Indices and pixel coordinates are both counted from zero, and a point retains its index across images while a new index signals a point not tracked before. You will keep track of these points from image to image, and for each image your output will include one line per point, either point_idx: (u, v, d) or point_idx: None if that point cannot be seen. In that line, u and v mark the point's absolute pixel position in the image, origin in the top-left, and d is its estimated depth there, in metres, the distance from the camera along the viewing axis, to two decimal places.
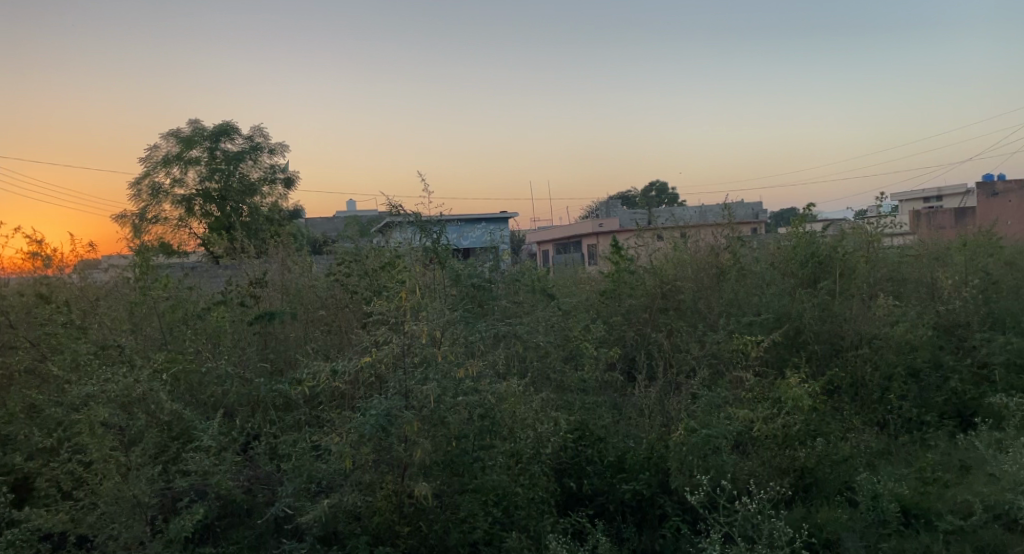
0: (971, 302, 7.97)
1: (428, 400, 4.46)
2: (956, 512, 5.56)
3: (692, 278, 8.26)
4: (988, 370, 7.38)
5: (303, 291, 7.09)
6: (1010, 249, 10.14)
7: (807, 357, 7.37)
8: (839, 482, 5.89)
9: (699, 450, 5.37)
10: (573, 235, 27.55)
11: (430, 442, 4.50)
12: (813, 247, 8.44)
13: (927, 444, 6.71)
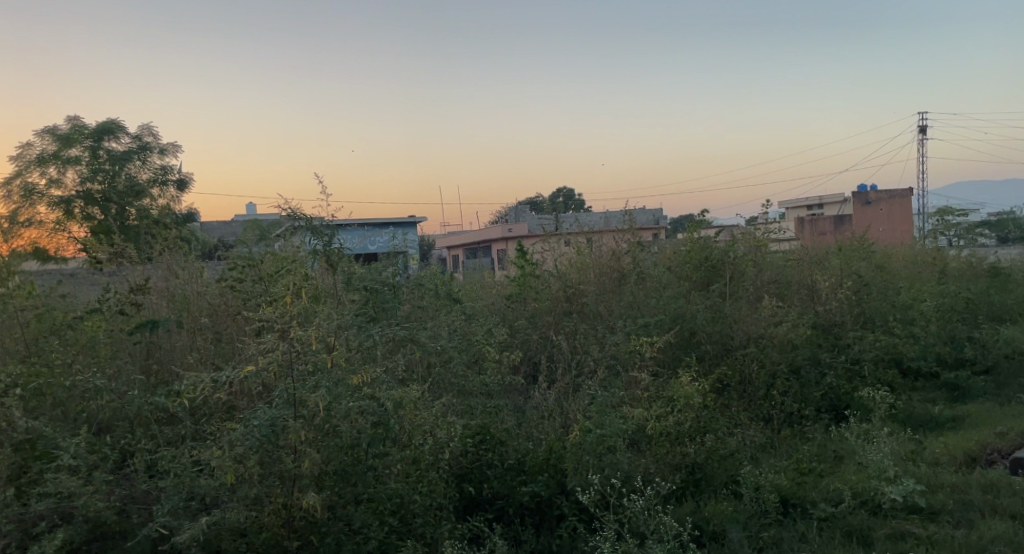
0: (845, 304, 8.47)
1: (319, 409, 4.37)
2: (828, 498, 5.83)
3: (593, 282, 8.49)
4: (859, 364, 7.86)
5: (190, 299, 6.81)
6: (880, 254, 10.86)
7: (698, 356, 7.59)
8: (727, 476, 6.12)
9: (593, 449, 5.47)
10: (478, 240, 27.59)
11: (320, 453, 4.43)
12: (706, 252, 8.78)
13: (805, 436, 7.03)
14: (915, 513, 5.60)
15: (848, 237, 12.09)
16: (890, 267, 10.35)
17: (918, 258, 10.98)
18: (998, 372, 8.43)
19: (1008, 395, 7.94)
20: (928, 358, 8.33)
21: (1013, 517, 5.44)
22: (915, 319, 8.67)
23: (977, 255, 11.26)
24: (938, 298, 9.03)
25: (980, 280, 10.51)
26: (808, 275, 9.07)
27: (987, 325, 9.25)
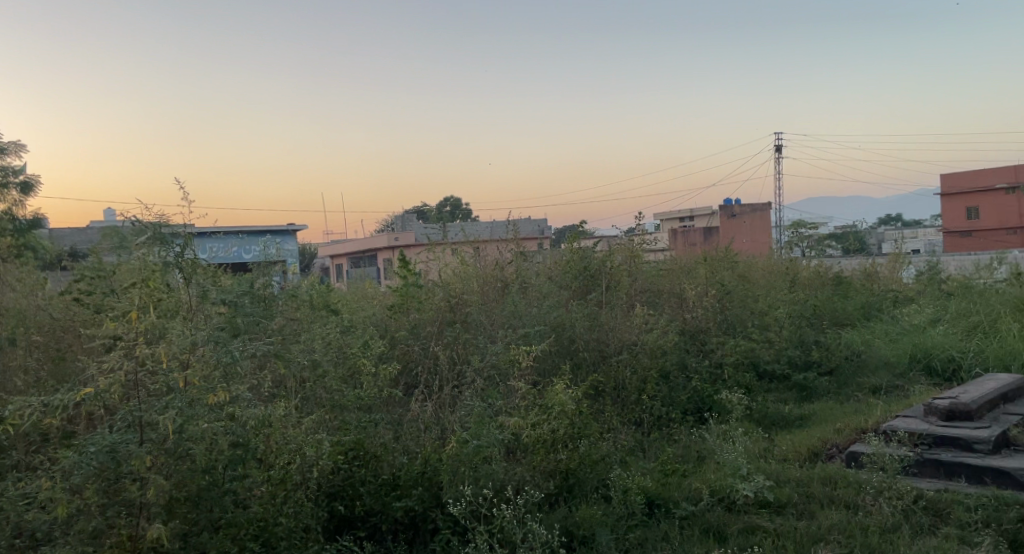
0: (711, 309, 8.49)
1: (169, 432, 3.87)
2: (691, 499, 5.49)
3: (477, 292, 7.64)
4: (721, 368, 7.76)
5: (27, 313, 6.30)
6: (743, 264, 11.26)
7: (575, 364, 7.16)
8: (601, 479, 5.62)
9: (470, 460, 4.89)
10: (358, 249, 27.01)
11: (170, 477, 3.88)
12: (586, 261, 8.59)
13: (671, 436, 6.82)
14: (769, 510, 5.31)
15: (711, 248, 12.48)
16: (749, 276, 10.77)
17: (774, 267, 11.52)
18: (840, 372, 8.24)
19: (853, 396, 7.77)
20: (781, 360, 8.25)
21: (849, 506, 5.21)
22: (770, 325, 8.69)
23: (822, 265, 12.16)
24: (789, 305, 9.36)
25: (825, 288, 11.20)
26: (676, 284, 9.06)
27: (828, 329, 9.77)
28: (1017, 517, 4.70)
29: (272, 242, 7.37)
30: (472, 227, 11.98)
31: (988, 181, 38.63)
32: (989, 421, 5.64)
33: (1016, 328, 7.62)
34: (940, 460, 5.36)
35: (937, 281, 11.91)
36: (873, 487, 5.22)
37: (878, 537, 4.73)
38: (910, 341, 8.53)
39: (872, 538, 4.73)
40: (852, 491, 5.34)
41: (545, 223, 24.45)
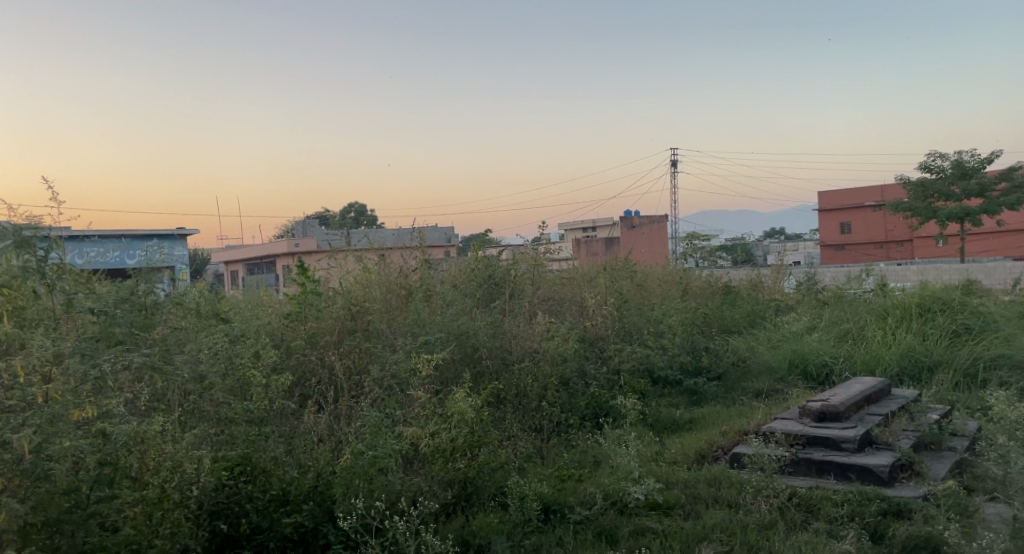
0: (610, 318, 8.43)
1: (25, 452, 3.48)
2: (586, 504, 5.05)
3: (380, 300, 6.94)
4: (617, 375, 7.68)
5: None
6: (640, 274, 11.46)
7: (479, 373, 6.49)
8: (500, 487, 5.15)
9: (364, 471, 4.48)
10: (255, 254, 26.21)
11: (25, 502, 3.48)
12: (490, 269, 8.02)
13: (568, 441, 6.26)
14: (662, 514, 5.02)
15: (607, 258, 12.65)
16: (646, 285, 10.98)
17: (668, 277, 11.88)
18: (727, 378, 8.46)
19: (737, 398, 7.96)
20: (673, 365, 8.34)
21: (731, 506, 5.06)
22: (663, 332, 8.74)
23: (712, 276, 12.65)
24: (682, 314, 9.49)
25: (714, 297, 11.64)
26: (578, 293, 8.88)
27: (718, 335, 10.02)
28: (880, 511, 4.69)
29: (155, 248, 6.93)
30: (375, 232, 11.55)
31: (862, 198, 41.17)
32: (856, 421, 5.61)
33: (884, 335, 8.05)
34: (814, 458, 5.28)
35: (814, 291, 12.60)
36: (750, 487, 5.11)
37: (755, 534, 4.62)
38: (790, 347, 8.86)
39: (754, 538, 4.56)
40: (734, 492, 5.17)
41: (446, 230, 24.36)
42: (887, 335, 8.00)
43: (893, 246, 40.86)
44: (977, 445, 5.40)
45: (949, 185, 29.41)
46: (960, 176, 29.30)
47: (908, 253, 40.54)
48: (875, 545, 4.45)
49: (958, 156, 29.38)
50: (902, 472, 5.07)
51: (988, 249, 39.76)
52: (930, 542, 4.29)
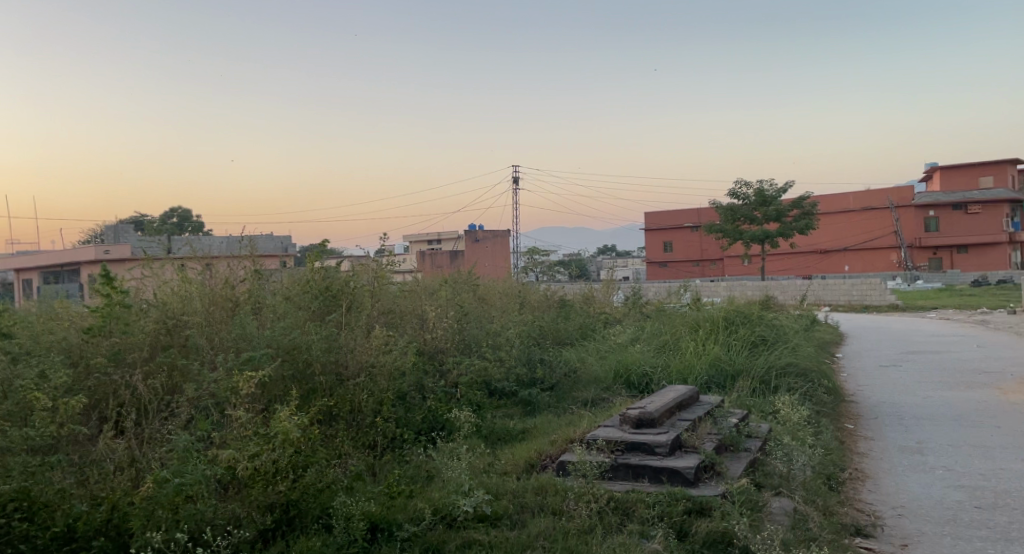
0: (451, 330, 7.86)
1: None
2: (414, 521, 4.39)
3: (201, 312, 6.35)
4: (455, 388, 7.06)
5: None
6: (480, 285, 11.52)
7: (311, 391, 5.87)
8: (326, 508, 4.42)
9: (169, 501, 3.93)
10: (62, 258, 24.20)
11: None
12: (327, 279, 7.16)
13: (403, 458, 5.77)
14: (490, 526, 4.47)
15: (445, 272, 12.63)
16: (486, 298, 10.98)
17: (509, 291, 12.08)
18: (560, 388, 8.08)
19: (570, 408, 7.52)
20: (510, 378, 7.82)
21: (555, 513, 4.61)
22: (501, 344, 8.25)
23: (549, 290, 13.05)
24: (519, 326, 9.51)
25: (551, 310, 11.96)
26: (418, 305, 8.19)
27: (553, 347, 10.16)
28: (685, 510, 4.40)
29: None
30: (203, 239, 10.94)
31: (683, 219, 44.03)
32: (668, 428, 5.44)
33: (703, 347, 8.53)
34: (632, 463, 4.95)
35: (639, 304, 13.34)
36: (572, 493, 4.70)
37: (574, 540, 4.21)
38: (615, 359, 8.76)
39: (572, 545, 4.15)
40: (559, 498, 4.73)
41: (281, 240, 23.51)
42: (698, 346, 8.68)
43: (708, 264, 43.70)
44: (767, 445, 5.70)
45: (752, 210, 32.06)
46: (762, 202, 31.88)
47: (720, 270, 43.31)
48: (678, 544, 4.18)
49: (758, 186, 32.05)
50: (704, 473, 4.93)
51: (788, 268, 43.56)
52: (725, 536, 4.16)
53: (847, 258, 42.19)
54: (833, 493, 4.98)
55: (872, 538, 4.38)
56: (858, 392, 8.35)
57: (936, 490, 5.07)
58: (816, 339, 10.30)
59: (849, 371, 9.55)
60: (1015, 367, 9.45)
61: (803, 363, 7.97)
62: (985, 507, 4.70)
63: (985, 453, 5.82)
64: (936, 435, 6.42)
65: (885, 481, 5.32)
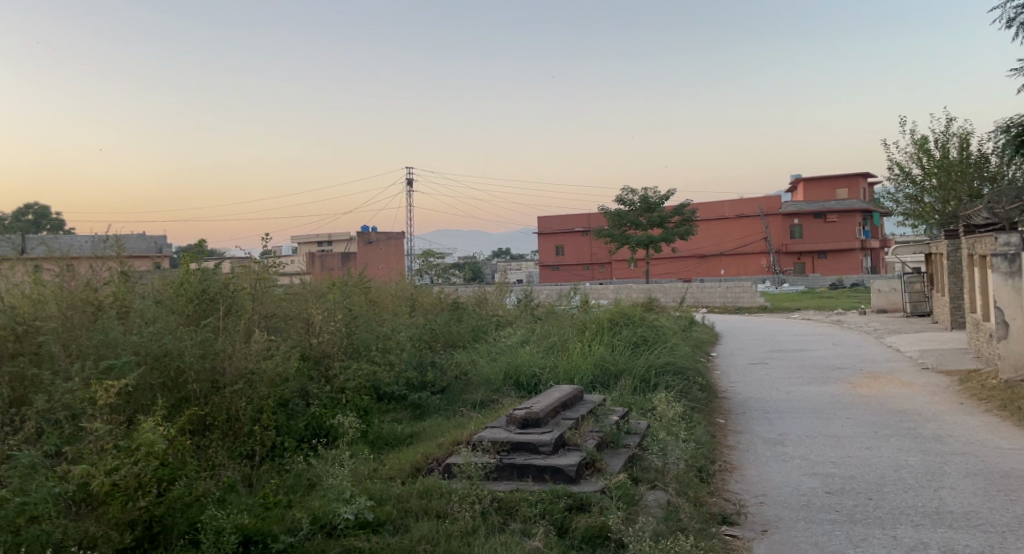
0: (338, 335, 7.38)
1: None
2: (291, 533, 3.93)
3: (57, 317, 5.35)
4: (341, 394, 6.79)
5: None
6: (372, 287, 11.39)
7: (181, 402, 5.18)
8: (195, 524, 3.90)
9: (8, 522, 3.27)
10: None
11: None
12: (205, 282, 6.25)
13: (282, 468, 5.48)
14: (372, 533, 4.09)
15: (334, 274, 12.44)
16: (378, 300, 10.88)
17: (401, 293, 12.01)
18: (450, 392, 8.11)
19: (460, 410, 7.60)
20: (399, 382, 7.69)
21: (438, 517, 4.38)
22: (391, 348, 8.11)
23: (442, 293, 13.05)
24: (411, 330, 9.40)
25: (444, 312, 11.99)
26: (305, 310, 7.48)
27: (444, 349, 10.13)
28: (566, 507, 4.46)
29: None
30: (68, 237, 10.28)
31: (574, 224, 44.97)
32: (553, 427, 5.56)
33: (590, 349, 8.75)
34: (517, 462, 4.98)
35: (530, 307, 13.56)
36: (456, 495, 4.51)
37: (457, 541, 4.02)
38: (506, 361, 8.86)
39: (455, 546, 3.97)
40: (443, 500, 4.51)
41: (159, 240, 22.58)
42: (586, 347, 8.88)
43: (597, 268, 44.80)
44: (645, 440, 5.96)
45: (638, 216, 33.13)
46: (646, 210, 33.08)
47: (609, 273, 44.48)
48: (559, 538, 4.24)
49: (644, 193, 33.12)
50: (587, 469, 5.05)
51: (672, 272, 45.18)
52: (603, 530, 4.26)
53: (723, 263, 44.20)
54: (704, 484, 5.31)
55: (736, 525, 4.67)
56: (730, 388, 8.82)
57: (794, 478, 5.46)
58: (693, 339, 10.80)
59: (721, 369, 10.06)
60: (867, 364, 10.22)
61: (679, 362, 8.44)
62: (834, 492, 5.10)
63: (836, 443, 6.30)
64: (795, 427, 6.89)
65: (749, 472, 5.68)
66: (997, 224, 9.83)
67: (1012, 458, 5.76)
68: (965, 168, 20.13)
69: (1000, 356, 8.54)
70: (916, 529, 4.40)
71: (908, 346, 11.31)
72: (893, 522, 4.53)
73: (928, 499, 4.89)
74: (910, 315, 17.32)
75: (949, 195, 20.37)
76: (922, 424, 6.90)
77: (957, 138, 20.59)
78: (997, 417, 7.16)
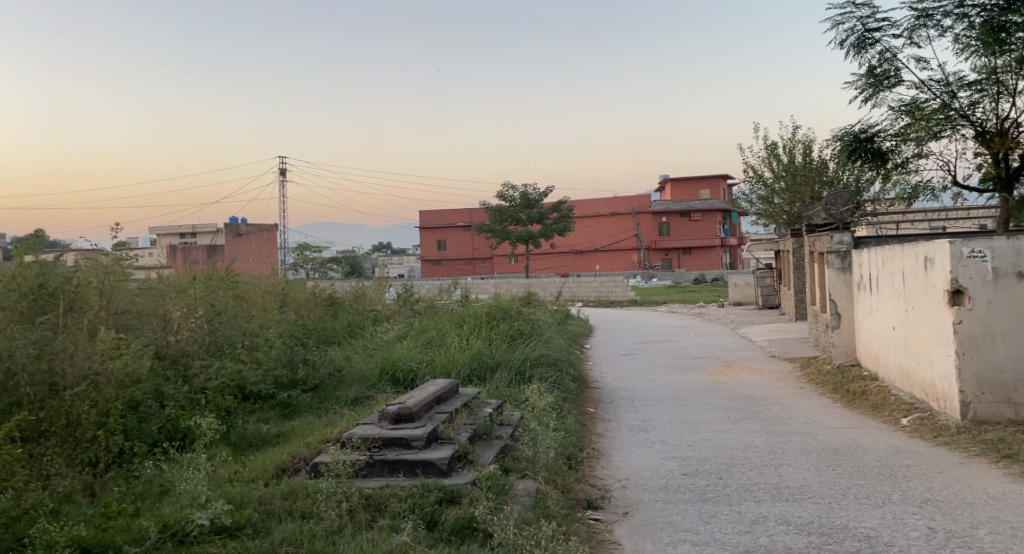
0: (199, 332, 7.05)
1: None
2: (137, 542, 3.74)
3: None
4: (201, 394, 6.52)
5: None
6: (239, 281, 10.98)
7: (11, 407, 4.83)
8: (22, 540, 3.62)
9: None
10: None
11: None
12: (44, 276, 5.81)
13: (130, 474, 5.02)
14: (230, 538, 3.93)
15: (197, 269, 11.92)
16: (246, 295, 10.46)
17: (271, 288, 11.65)
18: (323, 389, 7.92)
19: (331, 408, 7.44)
20: (268, 381, 7.40)
21: (303, 517, 4.27)
22: (259, 345, 7.82)
23: (317, 287, 12.73)
24: (281, 326, 9.13)
25: (319, 307, 11.73)
26: (159, 305, 7.15)
27: (317, 345, 9.92)
28: (437, 500, 4.45)
29: None
30: None
31: (455, 219, 44.99)
32: (425, 421, 5.54)
33: (465, 343, 8.78)
34: (388, 458, 4.92)
35: (408, 302, 13.46)
36: (322, 494, 4.39)
37: (321, 542, 3.92)
38: (382, 356, 8.76)
39: (319, 545, 3.88)
40: (308, 501, 4.39)
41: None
42: (463, 341, 8.89)
43: (479, 263, 45.00)
44: (518, 431, 6.04)
45: (519, 212, 33.50)
46: (526, 205, 33.49)
47: (491, 268, 44.77)
48: (428, 532, 4.23)
49: (524, 189, 33.51)
50: (458, 462, 5.05)
51: (553, 266, 45.94)
52: (472, 522, 4.28)
53: (598, 258, 45.35)
54: (572, 471, 5.45)
55: (600, 509, 4.82)
56: (602, 379, 9.06)
57: (654, 462, 5.68)
58: (568, 332, 11.03)
59: (594, 360, 10.33)
60: (724, 353, 10.78)
61: (553, 354, 8.63)
62: (690, 474, 5.34)
63: (693, 427, 6.60)
64: (659, 414, 7.17)
65: (614, 458, 5.87)
66: (834, 223, 10.57)
67: (844, 436, 6.23)
68: (808, 172, 21.43)
69: (834, 344, 9.21)
70: (759, 504, 4.67)
71: (762, 335, 12.00)
72: (739, 499, 4.79)
73: (772, 476, 5.20)
74: (761, 307, 18.37)
75: (795, 196, 21.73)
76: (769, 407, 7.33)
77: (802, 144, 21.98)
78: (833, 399, 7.73)
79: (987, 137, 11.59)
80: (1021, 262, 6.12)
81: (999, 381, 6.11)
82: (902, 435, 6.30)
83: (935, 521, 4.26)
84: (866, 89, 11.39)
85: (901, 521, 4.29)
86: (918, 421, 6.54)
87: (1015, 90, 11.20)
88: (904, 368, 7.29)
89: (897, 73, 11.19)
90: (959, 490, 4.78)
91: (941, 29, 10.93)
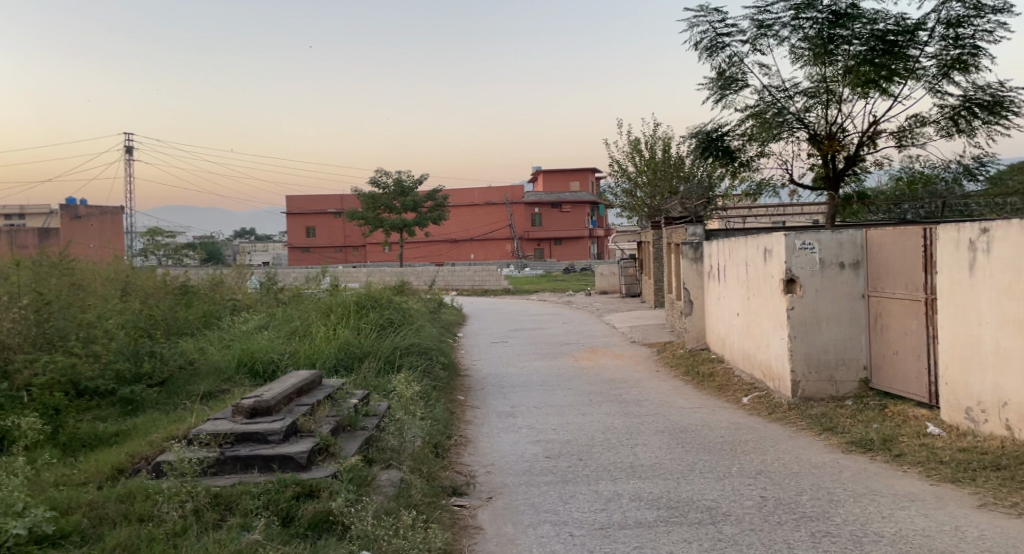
0: (26, 324, 6.45)
1: None
2: None
3: None
4: (25, 392, 5.96)
5: None
6: (73, 266, 10.18)
7: None
8: None
9: None
10: None
11: None
12: None
13: None
14: (51, 548, 3.61)
15: (25, 254, 10.98)
16: (84, 284, 9.69)
17: (112, 275, 10.90)
18: (173, 383, 7.45)
19: (181, 403, 7.02)
20: (106, 376, 6.89)
21: (141, 519, 3.97)
22: (96, 337, 7.26)
23: (169, 274, 11.99)
24: (122, 317, 8.54)
25: (172, 296, 11.06)
26: None
27: (166, 336, 9.37)
28: (294, 494, 4.25)
29: None
30: None
31: (325, 205, 43.91)
32: (284, 415, 5.30)
33: (325, 333, 8.53)
34: (241, 454, 4.67)
35: (270, 291, 12.94)
36: (164, 494, 4.10)
37: (160, 545, 3.67)
38: (238, 347, 8.37)
39: (157, 549, 3.63)
40: (147, 502, 4.09)
41: None
42: (329, 332, 8.61)
43: (350, 251, 44.26)
44: (384, 421, 5.89)
45: (392, 200, 33.02)
46: (399, 193, 33.08)
47: (363, 257, 44.04)
48: (283, 528, 4.04)
49: (397, 175, 33.07)
50: (318, 455, 4.86)
51: (428, 255, 45.64)
52: (329, 516, 4.12)
53: (473, 248, 45.33)
54: (438, 459, 5.38)
55: (464, 495, 4.77)
56: (471, 367, 9.01)
57: (518, 447, 5.69)
58: (440, 322, 10.94)
59: (466, 349, 10.27)
60: (587, 339, 11.00)
61: (423, 343, 8.51)
62: (552, 456, 5.38)
63: (557, 412, 6.67)
64: (527, 399, 7.20)
65: (482, 445, 5.83)
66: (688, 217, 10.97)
67: (693, 416, 6.46)
68: (667, 168, 22.31)
69: (686, 330, 9.57)
70: (614, 482, 4.76)
71: (624, 322, 12.36)
72: (596, 479, 4.85)
73: (628, 455, 5.32)
74: (624, 295, 18.94)
75: (655, 190, 22.61)
76: (628, 390, 7.53)
77: (662, 141, 22.78)
78: (686, 381, 8.03)
79: (818, 140, 12.38)
80: (844, 254, 6.49)
81: (823, 361, 6.48)
82: (744, 413, 6.61)
83: (766, 491, 4.47)
84: (716, 91, 11.89)
85: (737, 492, 4.47)
86: (757, 399, 6.91)
87: (843, 98, 12.00)
88: (745, 350, 7.65)
89: (744, 77, 11.73)
90: (789, 461, 5.04)
91: (779, 39, 11.53)
